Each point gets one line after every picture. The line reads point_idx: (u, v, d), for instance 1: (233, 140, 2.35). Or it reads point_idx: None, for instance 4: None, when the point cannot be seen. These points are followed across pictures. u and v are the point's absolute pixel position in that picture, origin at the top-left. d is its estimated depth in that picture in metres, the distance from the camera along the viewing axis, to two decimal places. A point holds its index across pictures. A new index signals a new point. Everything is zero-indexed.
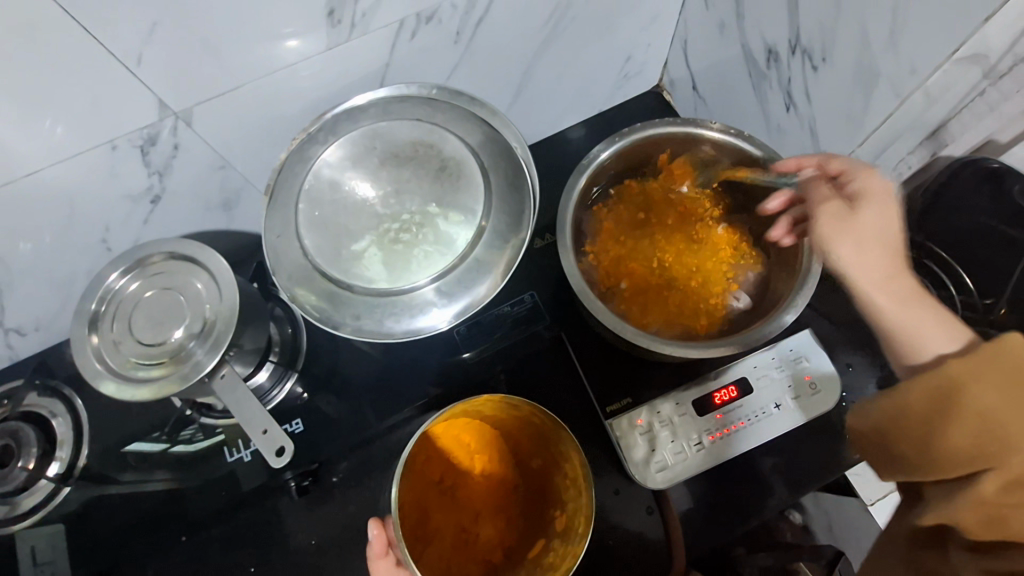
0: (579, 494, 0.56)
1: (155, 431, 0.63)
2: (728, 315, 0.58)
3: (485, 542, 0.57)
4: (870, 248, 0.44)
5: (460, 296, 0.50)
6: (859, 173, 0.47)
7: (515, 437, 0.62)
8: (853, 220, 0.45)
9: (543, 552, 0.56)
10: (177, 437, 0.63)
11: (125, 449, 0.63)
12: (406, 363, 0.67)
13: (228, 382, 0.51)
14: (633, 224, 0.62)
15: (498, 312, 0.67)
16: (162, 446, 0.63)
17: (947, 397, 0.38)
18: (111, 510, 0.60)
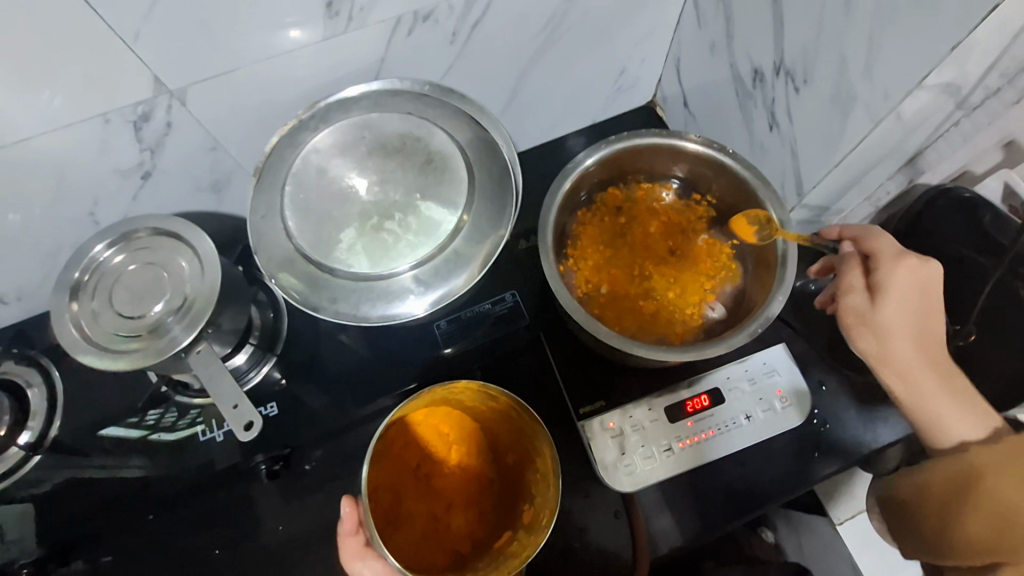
0: (547, 488, 0.56)
1: (132, 416, 0.63)
2: (704, 324, 0.59)
3: (456, 531, 0.57)
4: (891, 343, 0.51)
5: (437, 288, 0.50)
6: (886, 262, 0.52)
7: (492, 431, 0.63)
8: (870, 315, 0.52)
9: (508, 542, 0.56)
10: (150, 420, 0.62)
11: (102, 434, 0.62)
12: (385, 355, 0.67)
13: (204, 358, 0.52)
14: (615, 230, 0.63)
15: (477, 310, 0.67)
16: (139, 434, 0.62)
17: (967, 484, 0.47)
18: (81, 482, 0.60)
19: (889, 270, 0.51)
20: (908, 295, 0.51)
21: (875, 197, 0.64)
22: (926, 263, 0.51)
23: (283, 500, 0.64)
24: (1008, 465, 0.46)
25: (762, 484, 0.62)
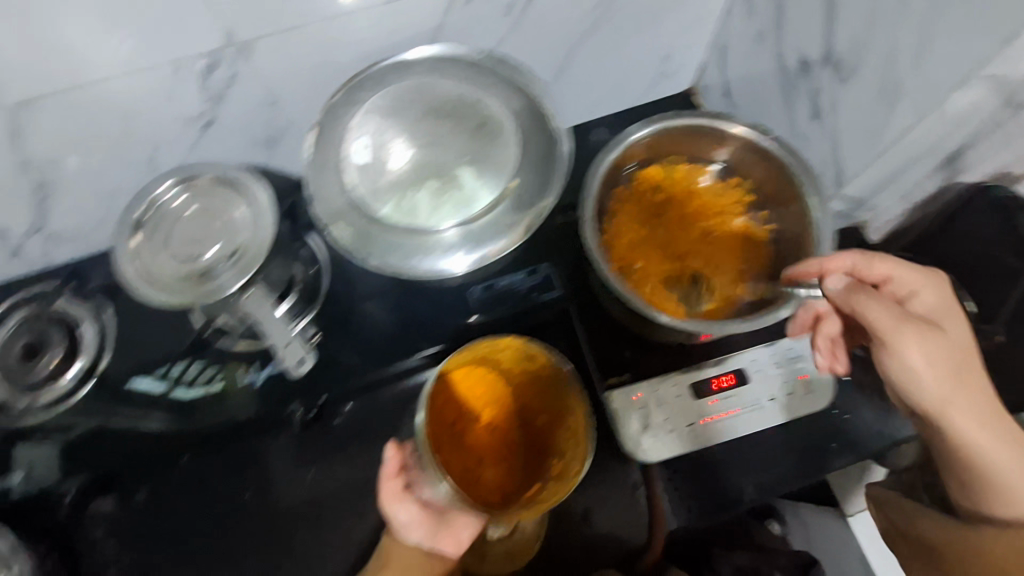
0: (575, 445, 0.60)
1: (156, 368, 0.67)
2: (733, 304, 0.60)
3: (487, 484, 0.59)
4: (958, 373, 0.50)
5: (481, 249, 0.52)
6: (917, 284, 0.54)
7: (523, 396, 0.64)
8: (936, 346, 0.49)
9: (537, 493, 0.59)
10: (176, 378, 0.66)
11: (131, 386, 0.65)
12: (420, 318, 0.69)
13: (254, 299, 0.54)
14: (651, 208, 0.64)
15: (510, 281, 0.69)
16: (163, 388, 0.66)
17: None
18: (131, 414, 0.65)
19: (926, 291, 0.54)
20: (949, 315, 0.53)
21: (911, 196, 0.65)
22: (945, 283, 0.54)
23: (315, 448, 0.68)
24: None
25: (780, 470, 0.63)
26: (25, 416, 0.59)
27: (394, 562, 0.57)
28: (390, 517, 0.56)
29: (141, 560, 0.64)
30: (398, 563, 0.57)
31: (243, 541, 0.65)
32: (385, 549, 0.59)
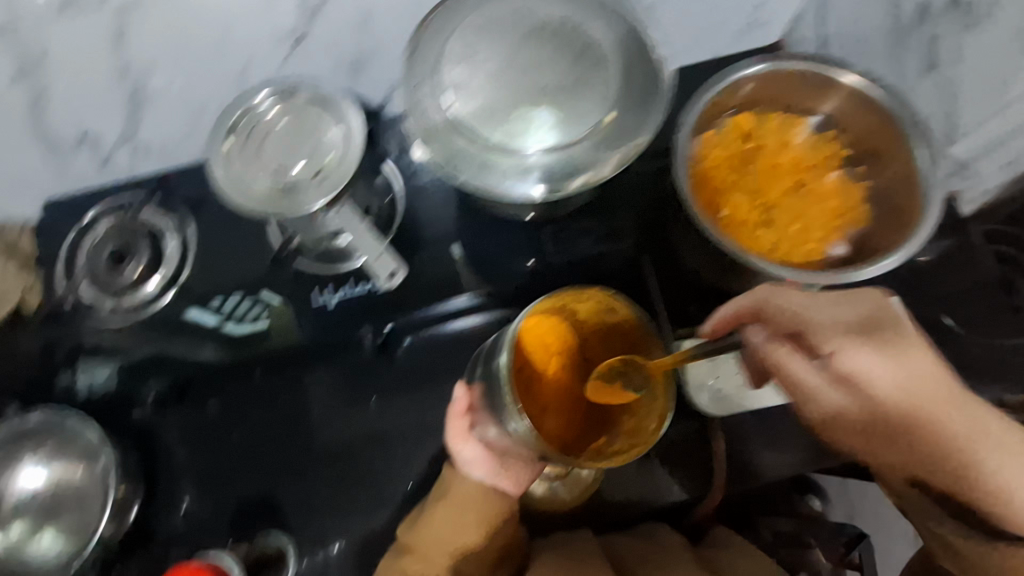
0: (652, 401, 0.59)
1: (211, 298, 0.65)
2: (822, 258, 0.58)
3: (552, 432, 0.57)
4: (884, 404, 0.50)
5: (567, 182, 0.51)
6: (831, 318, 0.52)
7: (587, 351, 0.63)
8: (871, 377, 0.50)
9: (605, 445, 0.58)
10: (228, 312, 0.65)
11: (189, 318, 0.65)
12: (487, 254, 0.67)
13: (341, 215, 0.55)
14: (742, 155, 0.62)
15: (585, 224, 0.66)
16: (214, 322, 0.66)
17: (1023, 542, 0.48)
18: (193, 335, 0.67)
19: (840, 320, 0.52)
20: (876, 342, 0.51)
21: None
22: (870, 300, 0.54)
23: (384, 381, 0.72)
24: None
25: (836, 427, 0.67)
26: (112, 321, 0.64)
27: (455, 496, 0.61)
28: (455, 453, 0.62)
29: (216, 462, 0.69)
30: (459, 498, 0.61)
31: (309, 453, 0.69)
32: (444, 481, 0.63)
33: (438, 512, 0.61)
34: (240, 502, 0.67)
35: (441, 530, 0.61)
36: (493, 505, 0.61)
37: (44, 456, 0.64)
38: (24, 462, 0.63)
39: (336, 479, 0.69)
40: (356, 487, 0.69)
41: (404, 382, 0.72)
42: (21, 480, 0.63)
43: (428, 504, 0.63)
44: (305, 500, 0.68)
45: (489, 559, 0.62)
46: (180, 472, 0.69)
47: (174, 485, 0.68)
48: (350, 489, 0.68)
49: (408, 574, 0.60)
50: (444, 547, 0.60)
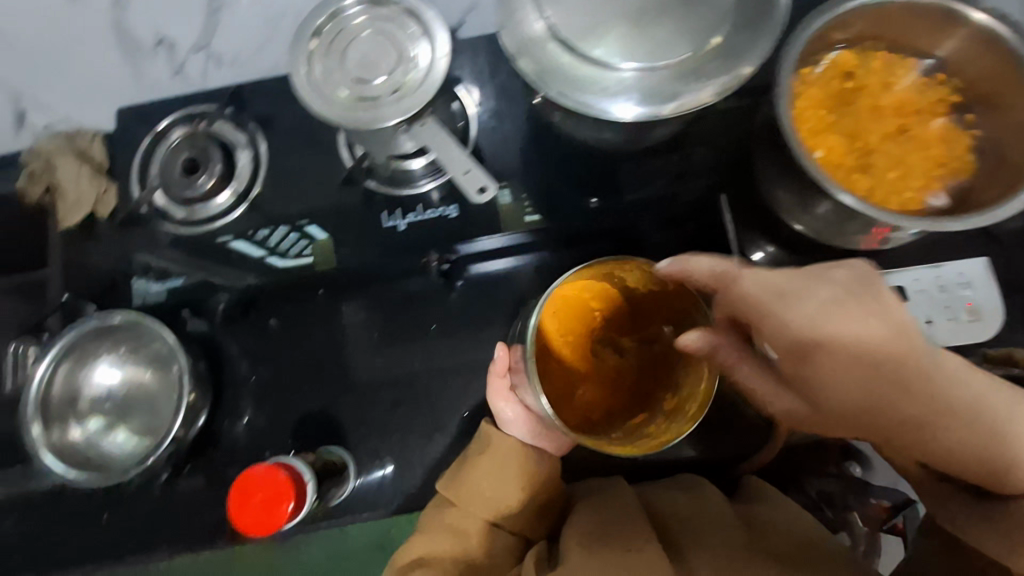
0: (697, 383, 0.57)
1: (251, 230, 0.64)
2: (920, 208, 0.55)
3: (590, 401, 0.60)
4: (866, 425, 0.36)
5: (660, 104, 0.49)
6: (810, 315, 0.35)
7: (641, 316, 0.63)
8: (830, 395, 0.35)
9: (643, 423, 0.60)
10: (271, 247, 0.66)
11: (230, 246, 0.65)
12: (554, 182, 0.62)
13: (428, 129, 0.52)
14: (841, 96, 0.58)
15: (666, 158, 0.62)
16: (259, 253, 0.66)
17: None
18: (242, 261, 0.67)
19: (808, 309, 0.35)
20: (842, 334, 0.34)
21: None
22: (824, 275, 0.36)
23: (449, 310, 0.73)
24: None
25: None
26: (183, 227, 0.65)
27: (496, 448, 0.63)
28: (495, 410, 0.66)
29: (278, 378, 0.71)
30: (499, 452, 0.62)
31: (368, 377, 0.71)
32: (484, 434, 0.64)
33: (480, 464, 0.62)
34: (300, 416, 0.70)
35: (481, 482, 0.62)
36: (533, 461, 0.62)
37: (121, 356, 0.67)
38: (100, 361, 0.66)
39: (393, 402, 0.70)
40: (412, 413, 0.70)
41: (465, 312, 0.73)
42: (96, 377, 0.66)
43: (468, 457, 0.64)
44: (362, 419, 0.69)
45: (530, 515, 0.62)
46: (243, 387, 0.71)
47: (236, 400, 0.70)
48: (406, 414, 0.70)
49: (449, 523, 0.61)
50: (485, 501, 0.61)
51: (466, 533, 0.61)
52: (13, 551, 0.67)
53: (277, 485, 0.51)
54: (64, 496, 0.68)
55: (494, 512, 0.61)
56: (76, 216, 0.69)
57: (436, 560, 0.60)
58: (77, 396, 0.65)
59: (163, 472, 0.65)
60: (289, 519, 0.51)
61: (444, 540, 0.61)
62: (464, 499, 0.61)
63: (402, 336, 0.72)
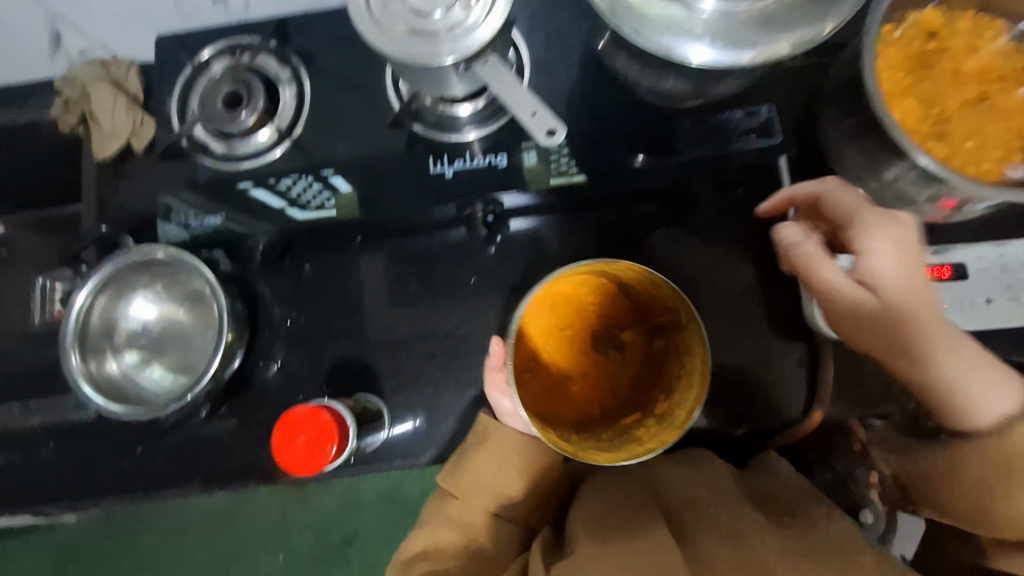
0: (687, 390, 0.59)
1: (268, 178, 0.62)
2: (999, 181, 0.52)
3: (583, 397, 0.65)
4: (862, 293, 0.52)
5: (736, 51, 0.47)
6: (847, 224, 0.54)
7: (642, 313, 0.67)
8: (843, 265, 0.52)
9: (635, 423, 0.63)
10: (293, 199, 0.63)
11: (249, 193, 0.61)
12: (613, 135, 0.59)
13: (489, 69, 0.50)
14: (923, 57, 0.54)
15: (730, 117, 0.59)
16: (279, 203, 0.63)
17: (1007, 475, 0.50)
18: (263, 205, 0.63)
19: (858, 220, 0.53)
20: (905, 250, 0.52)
21: None
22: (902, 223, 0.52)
23: (488, 265, 0.71)
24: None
25: None
26: (220, 162, 0.63)
27: (495, 440, 0.63)
28: (494, 404, 0.64)
29: (312, 324, 0.70)
30: (497, 445, 0.62)
31: (402, 329, 0.70)
32: (482, 428, 0.64)
33: (481, 456, 0.63)
34: (334, 363, 0.68)
35: (481, 475, 0.62)
36: (532, 453, 0.62)
37: (159, 291, 0.67)
38: (136, 294, 0.66)
39: (428, 355, 0.69)
40: (445, 367, 0.69)
41: (505, 268, 0.71)
42: (133, 312, 0.67)
43: (469, 446, 0.64)
44: (397, 369, 0.69)
45: (534, 504, 0.63)
46: (276, 333, 0.69)
47: (271, 344, 0.69)
48: (441, 368, 0.69)
49: (451, 516, 0.63)
50: (485, 492, 0.62)
51: (467, 525, 0.62)
52: (51, 478, 0.68)
53: (321, 428, 0.52)
54: (104, 428, 0.69)
55: (494, 504, 0.62)
56: (111, 147, 0.69)
57: (438, 552, 0.61)
58: (115, 329, 0.65)
59: (202, 409, 0.65)
60: (329, 463, 0.52)
61: (444, 532, 0.62)
62: (463, 492, 0.63)
63: (438, 290, 0.70)
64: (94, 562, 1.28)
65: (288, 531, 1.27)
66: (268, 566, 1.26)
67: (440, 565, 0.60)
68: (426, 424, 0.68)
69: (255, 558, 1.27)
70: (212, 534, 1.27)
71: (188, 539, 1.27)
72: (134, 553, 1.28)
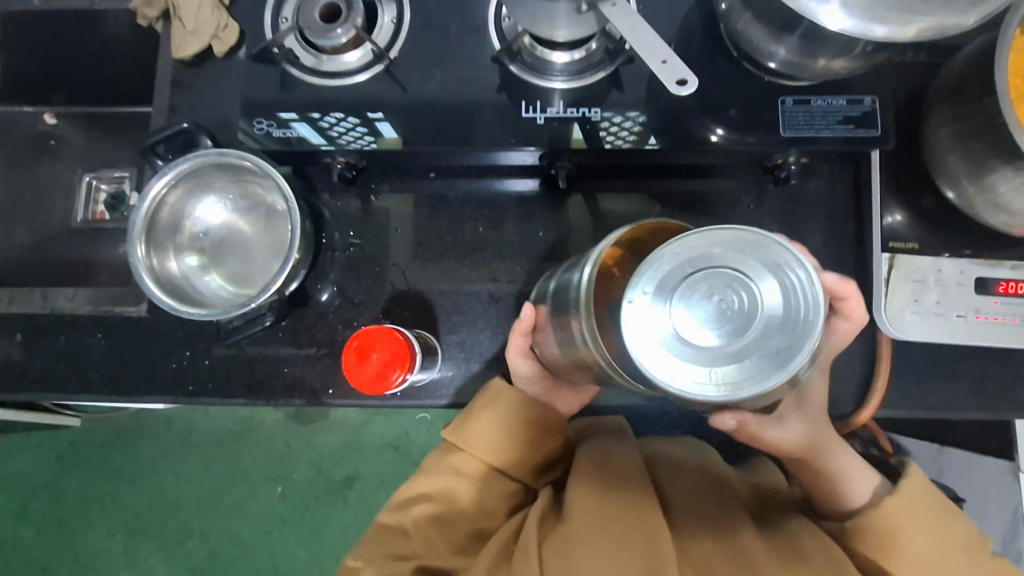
0: None
1: (312, 112, 0.62)
2: None
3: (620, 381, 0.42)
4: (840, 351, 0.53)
5: (872, 21, 0.45)
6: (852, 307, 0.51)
7: None
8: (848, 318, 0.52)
9: None
10: (337, 140, 0.64)
11: (291, 125, 0.63)
12: (714, 103, 0.60)
13: (619, 12, 0.49)
14: None
15: (829, 104, 0.59)
16: (320, 141, 0.64)
17: (888, 531, 0.53)
18: (312, 137, 0.63)
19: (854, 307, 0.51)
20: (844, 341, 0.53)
21: None
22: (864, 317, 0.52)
23: (558, 218, 0.69)
24: (910, 508, 0.53)
25: (1009, 383, 0.62)
26: (308, 75, 0.63)
27: (501, 405, 0.61)
28: (511, 364, 0.61)
29: (374, 253, 0.69)
30: (505, 409, 0.60)
31: (465, 269, 0.69)
32: (492, 391, 0.62)
33: (487, 418, 0.60)
34: (392, 294, 0.68)
35: (484, 436, 0.60)
36: (538, 417, 0.61)
37: (230, 200, 0.68)
38: (207, 196, 0.66)
39: (489, 299, 0.68)
40: (506, 313, 0.67)
41: (576, 225, 0.69)
42: (200, 213, 0.66)
43: (474, 408, 0.61)
44: (457, 309, 0.68)
45: (538, 465, 0.63)
46: (334, 258, 0.69)
47: (328, 268, 0.69)
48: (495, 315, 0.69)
49: (456, 469, 0.61)
50: (492, 450, 0.60)
51: (470, 479, 0.61)
52: (96, 368, 0.68)
53: (395, 350, 0.54)
54: (153, 327, 0.69)
55: (498, 461, 0.60)
56: (192, 47, 0.67)
57: (438, 496, 0.61)
58: (180, 226, 0.65)
59: (265, 318, 0.64)
60: (395, 385, 0.54)
61: (444, 481, 0.61)
62: (468, 447, 0.60)
63: (500, 238, 0.69)
64: (96, 468, 1.29)
65: (290, 465, 1.27)
66: (268, 497, 1.27)
67: (442, 511, 0.60)
68: (478, 368, 0.66)
69: (254, 487, 1.27)
70: (216, 458, 1.28)
71: (192, 459, 1.28)
72: (137, 465, 1.29)
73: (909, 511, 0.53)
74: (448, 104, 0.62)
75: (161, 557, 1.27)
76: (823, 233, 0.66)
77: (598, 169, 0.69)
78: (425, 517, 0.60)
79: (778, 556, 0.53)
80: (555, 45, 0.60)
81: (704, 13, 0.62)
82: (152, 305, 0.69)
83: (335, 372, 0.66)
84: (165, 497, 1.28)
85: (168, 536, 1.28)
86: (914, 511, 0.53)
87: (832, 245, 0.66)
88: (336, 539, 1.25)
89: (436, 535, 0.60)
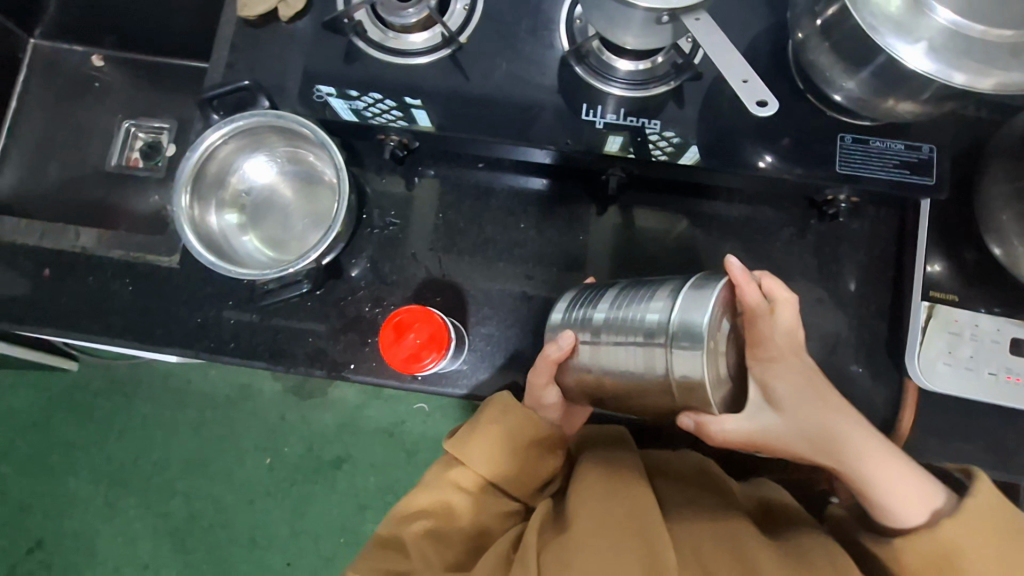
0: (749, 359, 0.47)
1: (350, 89, 0.63)
2: None
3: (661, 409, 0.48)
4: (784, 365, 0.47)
5: (949, 69, 0.44)
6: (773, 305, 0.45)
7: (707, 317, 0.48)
8: (786, 312, 0.46)
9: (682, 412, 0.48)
10: (367, 118, 0.64)
11: (325, 99, 0.63)
12: (774, 131, 0.60)
13: (700, 27, 0.48)
14: None
15: (887, 147, 0.59)
16: (353, 119, 0.64)
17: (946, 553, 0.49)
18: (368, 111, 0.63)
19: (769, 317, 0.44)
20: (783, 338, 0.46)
21: None
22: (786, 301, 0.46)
23: (600, 224, 0.69)
24: (971, 528, 0.48)
25: None
26: (375, 49, 0.63)
27: (507, 419, 0.60)
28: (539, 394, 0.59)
29: (412, 235, 0.69)
30: (505, 421, 0.60)
31: (500, 263, 0.68)
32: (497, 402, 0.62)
33: (488, 434, 0.60)
34: (425, 279, 0.68)
35: (485, 449, 0.60)
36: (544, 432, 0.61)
37: (278, 162, 0.67)
38: (257, 155, 0.66)
39: (521, 295, 0.68)
40: (536, 311, 0.67)
41: (616, 232, 0.69)
42: (248, 169, 0.66)
43: (477, 420, 0.61)
44: (488, 300, 0.67)
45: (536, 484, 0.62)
46: (372, 235, 0.69)
47: (364, 244, 0.68)
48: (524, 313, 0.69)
49: (457, 483, 0.61)
50: (491, 465, 0.60)
51: (474, 491, 0.61)
52: (117, 314, 0.68)
53: (432, 332, 0.55)
54: (182, 280, 0.68)
55: (498, 480, 0.60)
56: (258, 7, 0.66)
57: (439, 509, 0.60)
58: (225, 180, 0.65)
59: (302, 284, 0.65)
60: (426, 369, 0.55)
61: (443, 494, 0.61)
62: (469, 459, 0.60)
63: (540, 237, 0.69)
64: (88, 415, 1.28)
65: (283, 438, 1.27)
66: (256, 466, 1.26)
67: (439, 526, 0.59)
68: (501, 363, 0.66)
69: (244, 455, 1.27)
70: (210, 420, 1.27)
71: (185, 420, 1.28)
72: (130, 417, 1.28)
73: (968, 529, 0.48)
74: (509, 97, 0.62)
75: (142, 513, 1.26)
76: (861, 274, 0.66)
77: (646, 182, 0.70)
78: (425, 533, 0.59)
79: (786, 564, 0.51)
80: (622, 53, 0.61)
81: (775, 41, 0.62)
82: (184, 257, 0.69)
83: (359, 348, 0.66)
84: (154, 454, 1.27)
85: (151, 494, 1.27)
86: (977, 530, 0.49)
87: (869, 287, 0.66)
88: (322, 517, 1.25)
89: (434, 551, 0.58)
